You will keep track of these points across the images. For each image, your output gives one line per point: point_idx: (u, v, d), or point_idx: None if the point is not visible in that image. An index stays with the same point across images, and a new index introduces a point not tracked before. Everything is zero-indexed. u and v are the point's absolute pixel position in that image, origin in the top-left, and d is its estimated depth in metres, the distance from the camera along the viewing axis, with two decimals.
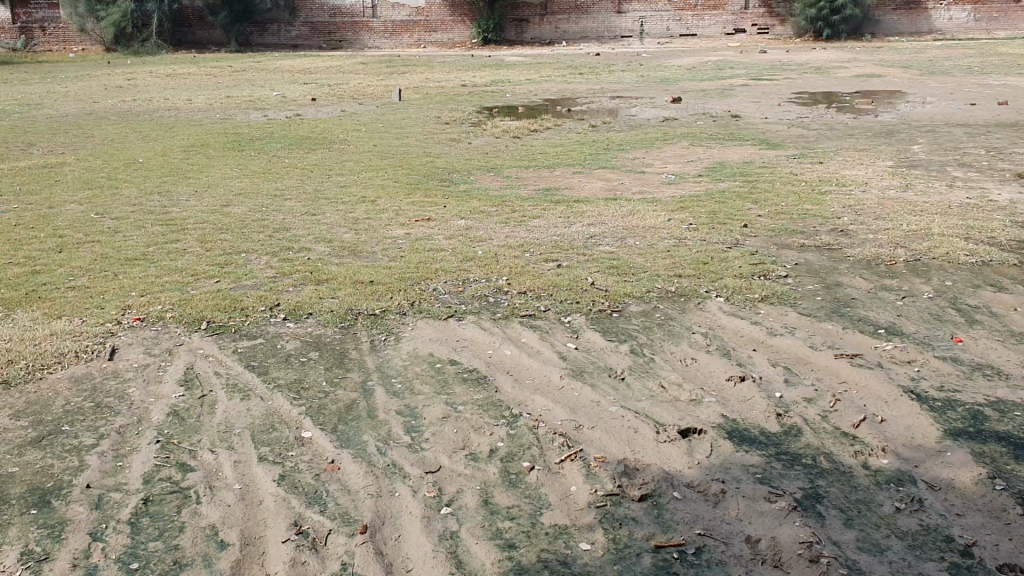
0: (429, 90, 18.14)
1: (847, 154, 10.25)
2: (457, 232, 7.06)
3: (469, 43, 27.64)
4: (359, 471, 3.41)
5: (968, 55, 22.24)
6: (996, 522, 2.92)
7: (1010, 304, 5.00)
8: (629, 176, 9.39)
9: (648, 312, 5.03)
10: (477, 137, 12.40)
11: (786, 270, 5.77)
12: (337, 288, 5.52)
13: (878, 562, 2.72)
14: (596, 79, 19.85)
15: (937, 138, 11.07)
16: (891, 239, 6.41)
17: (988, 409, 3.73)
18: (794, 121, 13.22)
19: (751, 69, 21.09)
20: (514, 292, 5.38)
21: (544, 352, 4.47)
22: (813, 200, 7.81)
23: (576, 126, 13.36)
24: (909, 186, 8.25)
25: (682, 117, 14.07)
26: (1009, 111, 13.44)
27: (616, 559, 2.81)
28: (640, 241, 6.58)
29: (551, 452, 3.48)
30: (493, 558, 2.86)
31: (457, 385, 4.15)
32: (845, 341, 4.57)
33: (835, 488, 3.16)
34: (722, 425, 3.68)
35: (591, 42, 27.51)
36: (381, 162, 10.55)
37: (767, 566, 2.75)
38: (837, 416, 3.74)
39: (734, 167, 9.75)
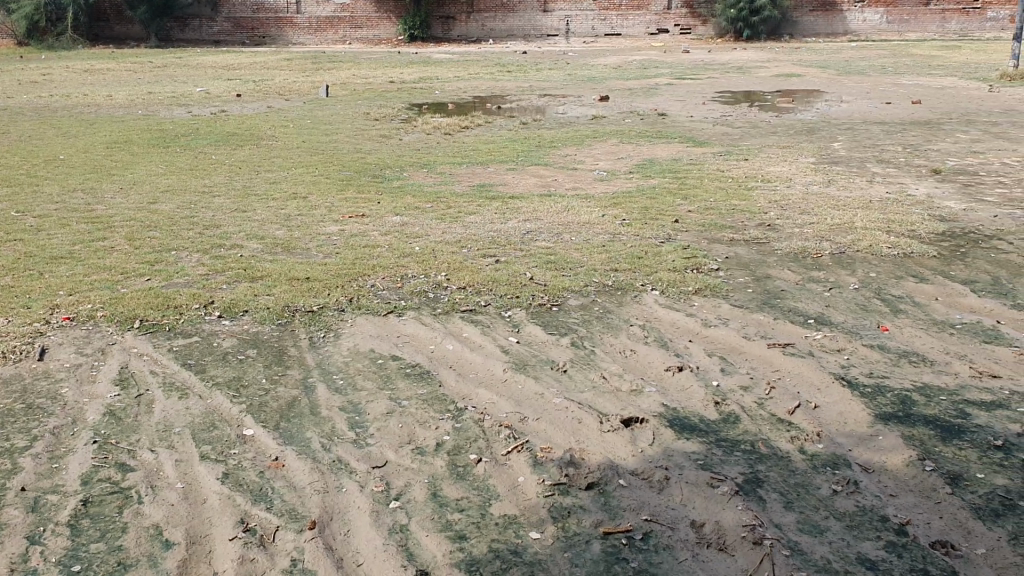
0: (357, 86, 18.00)
1: (771, 151, 10.50)
2: (392, 229, 7.03)
3: (396, 41, 27.49)
4: (304, 467, 3.39)
5: (882, 56, 22.95)
6: (928, 501, 3.03)
7: (931, 294, 5.19)
8: (561, 172, 9.46)
9: (586, 306, 5.09)
10: (408, 134, 12.34)
11: (718, 264, 5.89)
12: (273, 285, 5.46)
13: (818, 543, 2.81)
14: (523, 77, 19.93)
15: (855, 136, 11.41)
16: (817, 232, 6.59)
17: (916, 394, 3.87)
18: (719, 119, 13.49)
19: (675, 69, 21.43)
20: (453, 288, 5.39)
21: (486, 347, 4.50)
22: (741, 196, 7.99)
23: (506, 124, 13.40)
24: (831, 182, 8.50)
25: (610, 115, 14.22)
26: (921, 110, 13.93)
27: (566, 547, 2.85)
28: (575, 237, 6.65)
29: (497, 444, 3.50)
30: (444, 550, 2.87)
31: (400, 380, 4.15)
32: (777, 331, 4.70)
33: (775, 472, 3.26)
34: (663, 414, 3.75)
35: (518, 41, 27.63)
36: (311, 158, 10.43)
37: (712, 549, 2.82)
38: (773, 403, 3.84)
39: (663, 164, 9.91)
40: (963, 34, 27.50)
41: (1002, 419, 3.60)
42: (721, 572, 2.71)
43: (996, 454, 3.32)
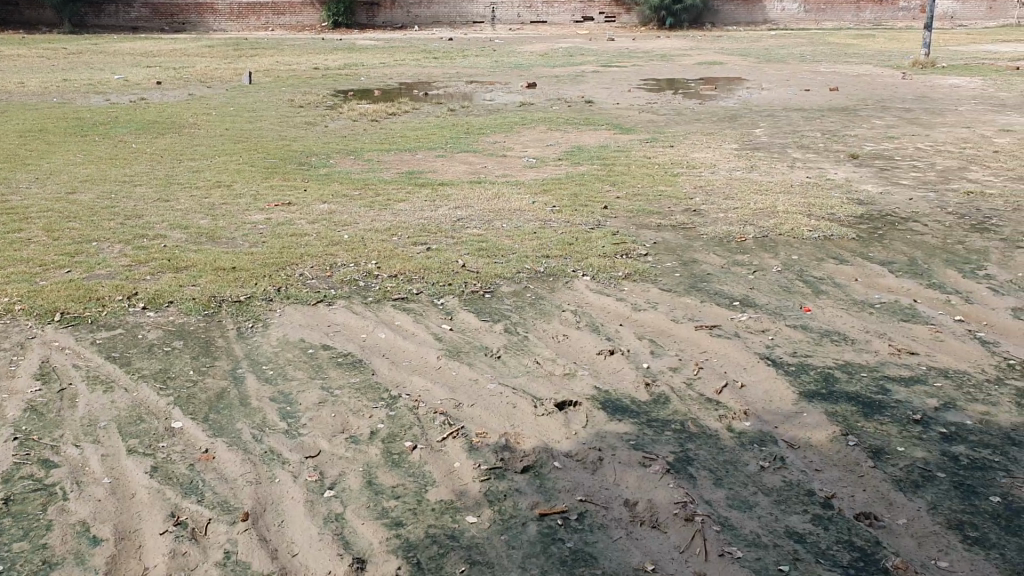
0: (281, 73, 17.73)
1: (695, 137, 10.68)
2: (320, 217, 6.96)
3: (320, 27, 27.14)
4: (236, 459, 3.35)
5: (801, 44, 23.48)
6: (851, 475, 3.12)
7: (851, 275, 5.33)
8: (490, 159, 9.48)
9: (519, 292, 5.11)
10: (334, 121, 12.20)
11: (646, 249, 5.98)
12: (198, 275, 5.35)
13: (748, 518, 2.87)
14: (450, 64, 19.88)
15: (776, 122, 11.67)
16: (741, 217, 6.73)
17: (838, 371, 3.98)
18: (644, 106, 13.66)
19: (602, 56, 21.59)
20: (384, 276, 5.36)
21: (419, 334, 4.49)
22: (667, 182, 8.11)
23: (434, 111, 13.35)
24: (754, 167, 8.68)
25: (537, 102, 14.29)
26: (838, 96, 14.30)
27: (503, 530, 2.85)
28: (505, 223, 6.68)
29: (432, 431, 3.50)
30: (381, 537, 2.85)
31: (332, 369, 4.12)
32: (704, 313, 4.79)
33: (705, 450, 3.32)
34: (596, 397, 3.80)
35: (444, 28, 27.57)
36: (235, 146, 10.25)
37: (646, 527, 2.86)
38: (701, 383, 3.93)
39: (591, 150, 9.99)
40: (877, 23, 28.50)
41: (920, 393, 3.71)
42: (654, 548, 2.75)
43: (915, 427, 3.41)
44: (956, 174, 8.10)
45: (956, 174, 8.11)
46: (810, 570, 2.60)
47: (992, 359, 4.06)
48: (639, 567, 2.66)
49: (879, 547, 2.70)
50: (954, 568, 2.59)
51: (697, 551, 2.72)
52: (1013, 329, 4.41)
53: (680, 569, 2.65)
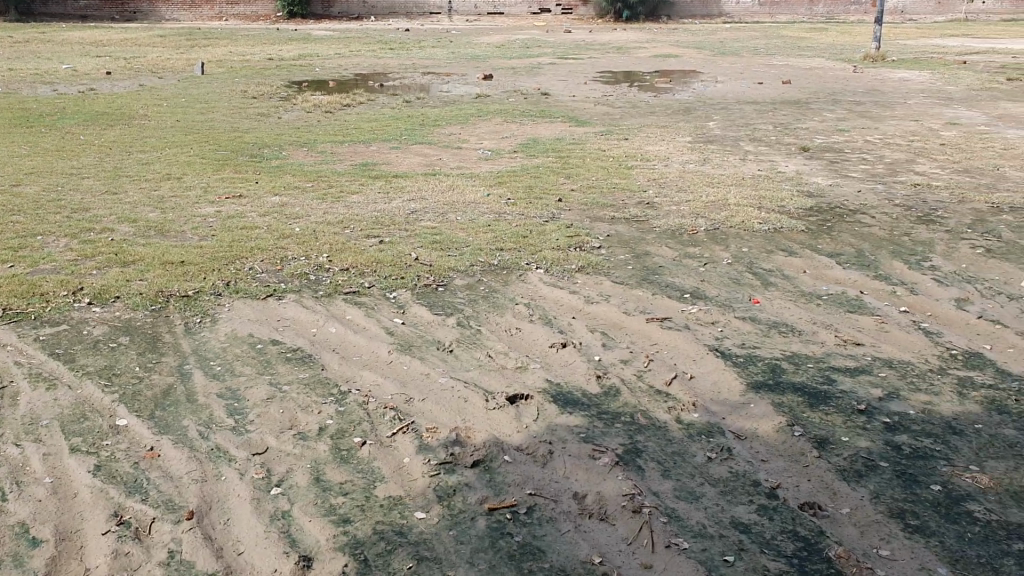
0: (234, 63, 17.48)
1: (649, 130, 10.74)
2: (271, 209, 6.88)
3: (274, 17, 26.84)
4: (182, 456, 3.30)
5: (756, 37, 23.71)
6: (797, 465, 3.15)
7: (800, 267, 5.40)
8: (446, 151, 9.44)
9: (472, 285, 5.10)
10: (287, 112, 12.07)
11: (599, 241, 6.00)
12: (146, 269, 5.26)
13: (695, 509, 2.89)
14: (406, 55, 19.78)
15: (729, 115, 11.78)
16: (693, 209, 6.78)
17: (785, 362, 4.03)
18: (600, 99, 13.70)
19: (558, 47, 21.63)
20: (335, 270, 5.31)
21: (370, 328, 4.46)
22: (621, 175, 8.14)
23: (389, 102, 13.27)
24: (706, 160, 8.75)
25: (493, 94, 14.26)
26: (790, 89, 14.48)
27: (451, 525, 2.83)
28: (459, 215, 6.65)
29: (382, 426, 3.47)
30: (327, 534, 2.82)
31: (281, 364, 4.07)
32: (655, 306, 4.82)
33: (653, 442, 3.34)
34: (547, 390, 3.80)
35: (401, 19, 27.43)
36: (185, 138, 10.10)
37: (594, 519, 2.86)
38: (651, 375, 3.95)
39: (546, 143, 9.99)
40: (829, 17, 29.03)
41: (865, 384, 3.77)
42: (602, 541, 2.75)
43: (859, 417, 3.46)
44: (903, 166, 8.24)
45: (903, 166, 8.24)
46: (755, 560, 2.62)
47: (935, 349, 4.13)
48: (587, 560, 2.66)
49: (823, 537, 2.73)
50: (896, 556, 2.62)
51: (644, 543, 2.73)
52: (956, 319, 4.50)
53: (627, 562, 2.65)
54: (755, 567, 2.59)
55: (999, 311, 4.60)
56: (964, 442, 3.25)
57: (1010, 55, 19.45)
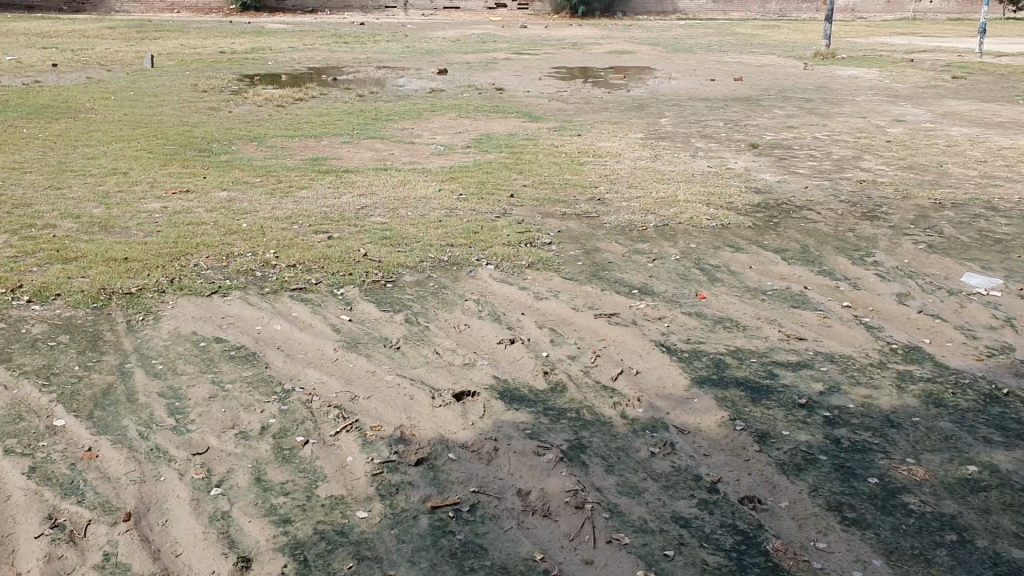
0: (184, 57, 17.21)
1: (602, 126, 10.77)
2: (219, 205, 6.78)
3: (227, 9, 26.51)
4: (120, 457, 3.24)
5: (710, 34, 23.92)
6: (738, 460, 3.18)
7: (746, 263, 5.45)
8: (398, 146, 9.38)
9: (421, 282, 5.07)
10: (238, 107, 11.92)
11: (550, 237, 6.00)
12: (87, 266, 5.16)
13: (637, 504, 2.91)
14: (361, 49, 19.64)
15: (682, 112, 11.86)
16: (644, 206, 6.81)
17: (730, 358, 4.07)
18: (554, 94, 13.72)
19: (513, 43, 21.63)
20: (282, 266, 5.25)
21: (316, 326, 4.41)
22: (573, 171, 8.15)
23: (342, 96, 13.16)
24: (657, 156, 8.80)
25: (448, 89, 14.21)
26: (742, 86, 14.62)
27: (393, 524, 2.80)
28: (410, 211, 6.62)
29: (325, 425, 3.43)
30: (267, 536, 2.78)
31: (224, 363, 4.02)
32: (603, 302, 4.83)
33: (598, 438, 3.35)
34: (493, 386, 3.78)
35: (356, 13, 27.24)
36: (133, 132, 9.92)
37: (537, 516, 2.86)
38: (597, 371, 3.95)
39: (499, 138, 9.98)
40: (781, 14, 29.42)
41: (806, 378, 3.82)
42: (544, 538, 2.75)
43: (800, 411, 3.50)
44: (849, 163, 8.35)
45: (850, 163, 8.36)
46: (695, 554, 2.64)
47: (876, 343, 4.19)
48: (528, 557, 2.65)
49: (761, 531, 2.75)
50: (832, 549, 2.66)
51: (586, 540, 2.73)
52: (896, 314, 4.57)
53: (568, 558, 2.65)
54: (695, 561, 2.61)
55: (938, 305, 4.68)
56: (902, 435, 3.31)
57: (956, 54, 19.84)
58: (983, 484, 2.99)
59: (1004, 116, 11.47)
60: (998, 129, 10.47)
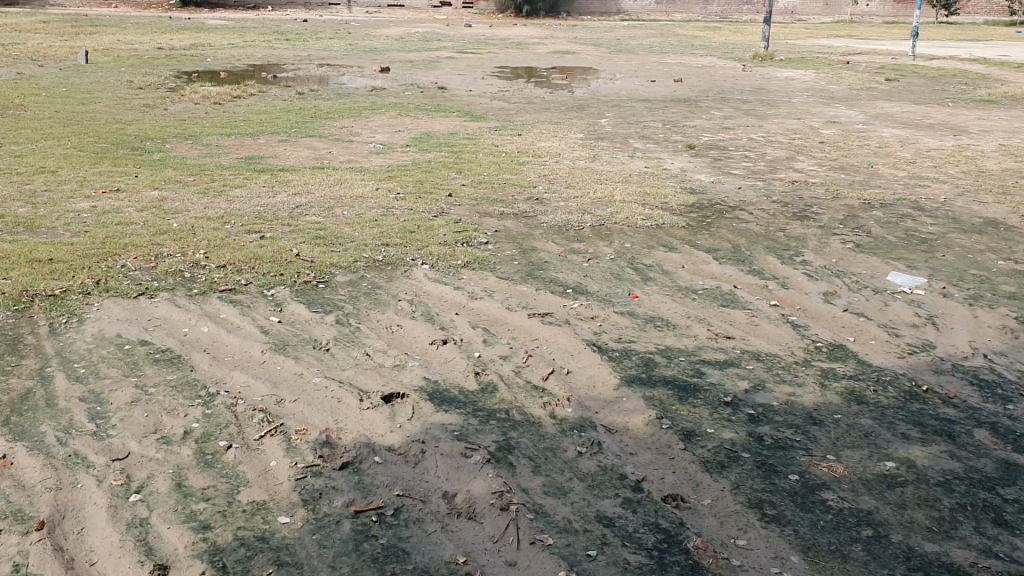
0: (120, 52, 16.87)
1: (543, 126, 10.81)
2: (150, 204, 6.65)
3: (167, 5, 26.07)
4: (36, 464, 3.14)
5: (651, 35, 24.16)
6: (664, 458, 3.21)
7: (679, 262, 5.50)
8: (337, 144, 9.29)
9: (354, 282, 5.02)
10: (174, 104, 11.71)
11: (486, 237, 6.00)
12: (9, 268, 5.02)
13: (562, 504, 2.91)
14: (303, 46, 19.45)
15: (622, 112, 11.95)
16: (581, 206, 6.84)
17: (659, 357, 4.10)
18: (497, 94, 13.73)
19: (457, 42, 21.60)
20: (212, 267, 5.16)
21: (245, 328, 4.35)
22: (512, 170, 8.15)
23: (281, 94, 13.01)
24: (596, 156, 8.85)
25: (389, 87, 14.14)
26: (681, 87, 14.79)
27: (316, 529, 2.77)
28: (346, 210, 6.56)
29: (250, 429, 3.38)
30: (186, 542, 2.72)
31: (148, 367, 3.93)
32: (537, 301, 4.84)
33: (526, 438, 3.35)
34: (423, 387, 3.76)
35: (299, 9, 26.99)
36: (63, 129, 9.69)
37: (462, 518, 2.85)
38: (528, 372, 3.95)
39: (439, 137, 9.95)
40: (722, 16, 29.87)
41: (733, 376, 3.87)
42: (468, 541, 2.74)
43: (726, 409, 3.54)
44: (783, 164, 8.49)
45: (784, 163, 8.50)
46: (617, 554, 2.65)
47: (801, 341, 4.26)
48: (451, 560, 2.64)
49: (684, 529, 2.78)
50: (751, 546, 2.69)
51: (510, 541, 2.73)
52: (823, 312, 4.65)
53: (491, 560, 2.65)
54: (617, 561, 2.62)
55: (864, 304, 4.78)
56: (823, 432, 3.36)
57: (890, 56, 20.31)
58: (899, 479, 3.05)
59: (933, 118, 11.75)
60: (927, 130, 10.73)
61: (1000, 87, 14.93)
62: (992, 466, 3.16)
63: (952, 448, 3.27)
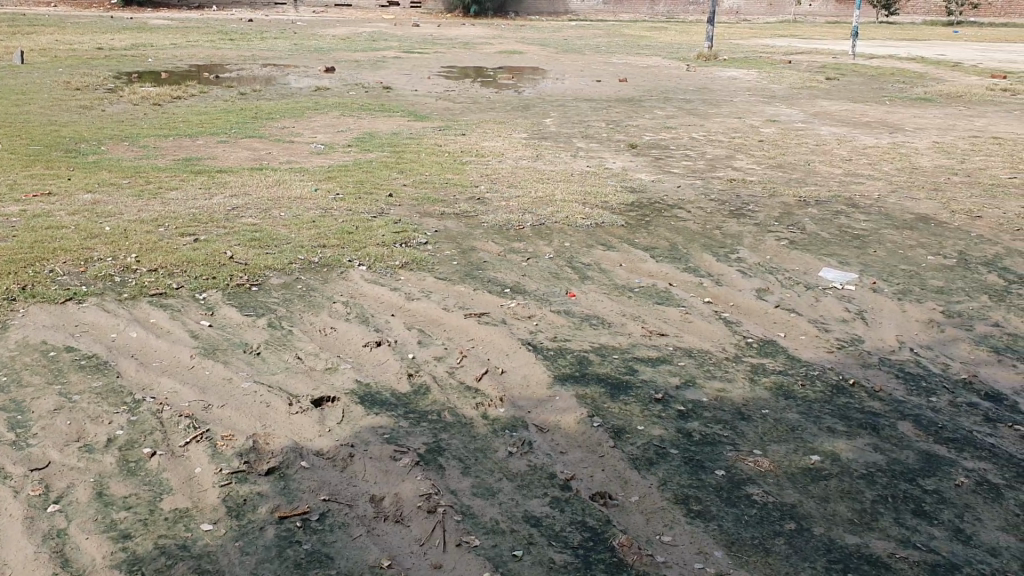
0: (58, 53, 16.51)
1: (486, 125, 10.80)
2: (82, 208, 6.51)
3: (108, 4, 25.60)
4: None
5: (598, 35, 24.27)
6: (593, 455, 3.22)
7: (617, 261, 5.53)
8: (277, 145, 9.19)
9: (288, 284, 4.97)
10: (113, 105, 11.50)
11: (425, 237, 5.97)
12: None
13: (490, 505, 2.91)
14: (247, 46, 19.22)
15: (566, 112, 11.98)
16: (522, 205, 6.84)
17: (593, 355, 4.12)
18: (442, 93, 13.69)
19: (404, 41, 21.52)
20: (143, 271, 5.07)
21: (174, 332, 4.27)
22: (454, 170, 8.13)
23: (222, 94, 12.83)
24: (538, 156, 8.87)
25: (334, 87, 14.03)
26: (626, 86, 14.91)
27: (238, 536, 2.73)
28: (284, 212, 6.49)
29: (175, 436, 3.32)
30: (105, 552, 2.65)
31: (73, 373, 3.84)
32: (474, 301, 4.83)
33: (457, 440, 3.33)
34: (354, 390, 3.73)
35: (245, 9, 26.67)
36: None
37: (389, 522, 2.83)
38: (462, 372, 3.94)
39: (382, 137, 9.89)
40: (669, 16, 30.14)
41: (665, 373, 3.89)
42: (392, 544, 2.72)
43: (656, 406, 3.56)
44: (723, 162, 8.58)
45: (724, 162, 8.59)
46: (542, 553, 2.65)
47: (733, 338, 4.31)
48: (376, 564, 2.62)
49: (609, 527, 2.79)
50: (676, 542, 2.71)
51: (436, 544, 2.72)
52: (755, 309, 4.71)
53: (416, 563, 2.63)
54: (542, 560, 2.63)
55: (796, 300, 4.85)
56: (751, 427, 3.40)
57: (831, 55, 20.65)
58: (823, 472, 3.10)
59: (870, 116, 11.98)
60: (864, 128, 10.93)
61: (936, 85, 15.26)
62: (913, 458, 3.22)
63: (876, 441, 3.33)
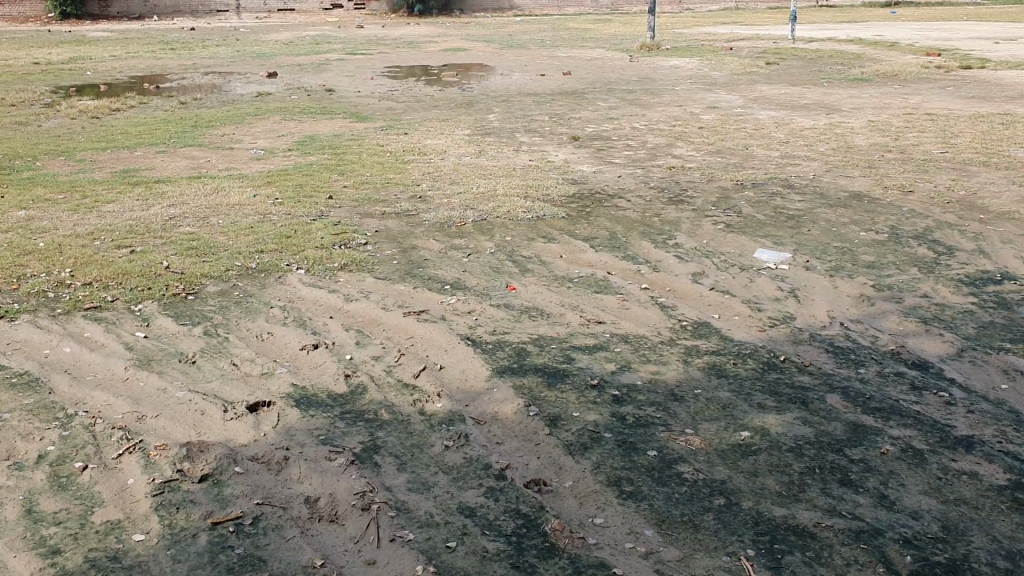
0: None
1: (429, 123, 10.81)
2: (16, 225, 6.39)
3: (45, 18, 25.16)
4: None
5: (543, 30, 24.33)
6: (529, 444, 3.25)
7: (557, 252, 5.57)
8: (217, 153, 9.10)
9: (225, 292, 4.93)
10: (49, 119, 11.32)
11: (366, 238, 5.96)
12: None
13: (424, 499, 2.92)
14: (188, 54, 19.00)
15: (510, 107, 12.00)
16: (463, 202, 6.84)
17: (530, 346, 4.15)
18: (386, 93, 13.67)
19: (347, 43, 21.42)
20: (77, 285, 5.00)
21: (108, 346, 4.22)
22: (395, 170, 8.10)
23: (162, 104, 12.68)
24: (480, 152, 8.89)
25: (276, 91, 13.93)
26: (570, 79, 14.96)
27: (171, 544, 2.72)
28: (223, 218, 6.43)
29: (108, 448, 3.29)
30: (34, 568, 2.62)
31: (4, 392, 3.78)
32: (412, 299, 4.83)
33: (392, 437, 3.34)
34: (291, 394, 3.72)
35: (186, 18, 26.39)
36: None
37: (324, 522, 2.83)
38: (399, 370, 3.95)
39: (324, 140, 9.83)
40: (613, 8, 30.30)
41: (602, 360, 3.94)
42: (326, 544, 2.72)
43: (592, 392, 3.60)
44: (663, 150, 8.66)
45: (664, 150, 8.67)
46: (475, 543, 2.68)
47: (669, 322, 4.36)
48: (308, 564, 2.62)
49: (542, 512, 2.82)
50: (608, 523, 2.75)
51: (370, 540, 2.73)
52: (691, 293, 4.77)
53: (349, 561, 2.64)
54: (475, 550, 2.65)
55: (731, 281, 4.92)
56: (683, 407, 3.45)
57: (771, 40, 20.91)
58: (752, 448, 3.15)
59: (809, 98, 12.15)
60: (803, 111, 11.08)
61: (873, 65, 15.51)
62: (841, 429, 3.29)
63: (805, 415, 3.39)
